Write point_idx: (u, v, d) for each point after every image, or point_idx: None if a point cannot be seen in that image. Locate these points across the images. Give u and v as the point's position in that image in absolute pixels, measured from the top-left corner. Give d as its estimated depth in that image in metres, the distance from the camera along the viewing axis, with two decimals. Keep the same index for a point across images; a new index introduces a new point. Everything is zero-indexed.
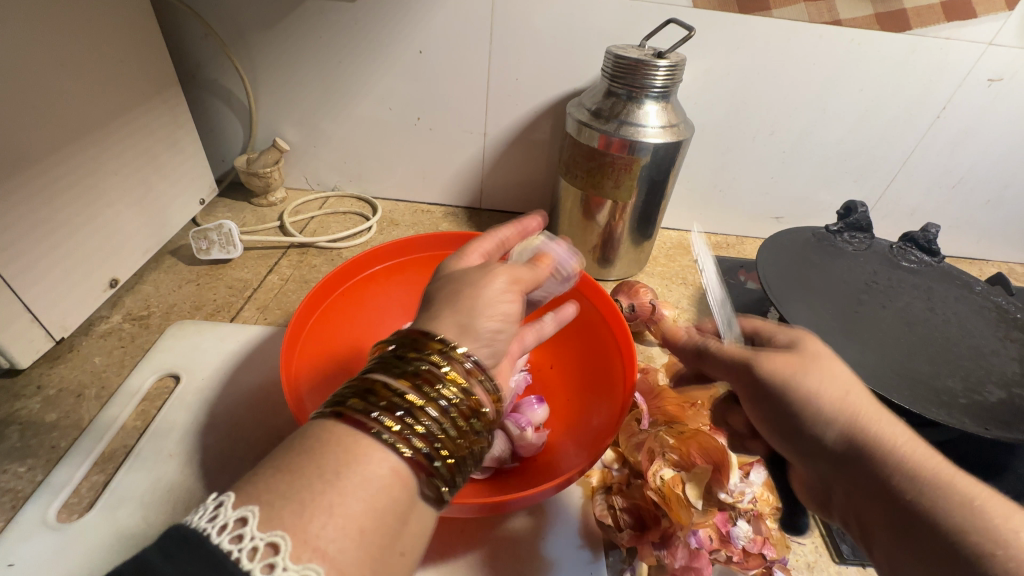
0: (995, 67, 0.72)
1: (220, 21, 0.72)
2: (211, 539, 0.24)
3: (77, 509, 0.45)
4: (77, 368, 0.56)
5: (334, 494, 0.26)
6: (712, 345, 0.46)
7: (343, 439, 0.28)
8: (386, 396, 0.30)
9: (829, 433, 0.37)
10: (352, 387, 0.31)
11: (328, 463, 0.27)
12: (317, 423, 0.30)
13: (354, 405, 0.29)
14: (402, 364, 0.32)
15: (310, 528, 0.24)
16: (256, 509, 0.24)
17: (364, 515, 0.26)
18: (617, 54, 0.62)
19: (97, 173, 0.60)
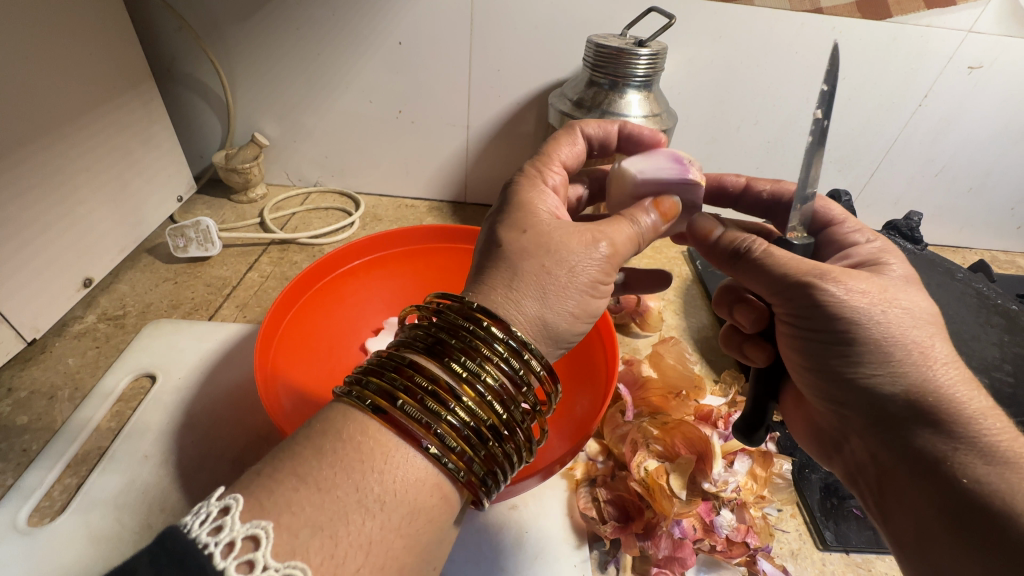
0: (975, 55, 0.72)
1: (193, 13, 0.70)
2: (211, 555, 0.24)
3: (48, 512, 0.44)
4: (49, 369, 0.55)
5: (371, 524, 0.27)
6: (761, 248, 0.40)
7: (395, 456, 0.30)
8: (446, 406, 0.31)
9: (896, 395, 0.36)
10: (406, 382, 0.31)
11: (370, 490, 0.28)
12: (365, 418, 0.30)
13: (412, 410, 0.30)
14: (463, 369, 0.32)
15: (344, 564, 0.26)
16: (271, 534, 0.25)
17: (401, 542, 0.28)
18: (598, 43, 0.62)
19: (68, 170, 0.58)
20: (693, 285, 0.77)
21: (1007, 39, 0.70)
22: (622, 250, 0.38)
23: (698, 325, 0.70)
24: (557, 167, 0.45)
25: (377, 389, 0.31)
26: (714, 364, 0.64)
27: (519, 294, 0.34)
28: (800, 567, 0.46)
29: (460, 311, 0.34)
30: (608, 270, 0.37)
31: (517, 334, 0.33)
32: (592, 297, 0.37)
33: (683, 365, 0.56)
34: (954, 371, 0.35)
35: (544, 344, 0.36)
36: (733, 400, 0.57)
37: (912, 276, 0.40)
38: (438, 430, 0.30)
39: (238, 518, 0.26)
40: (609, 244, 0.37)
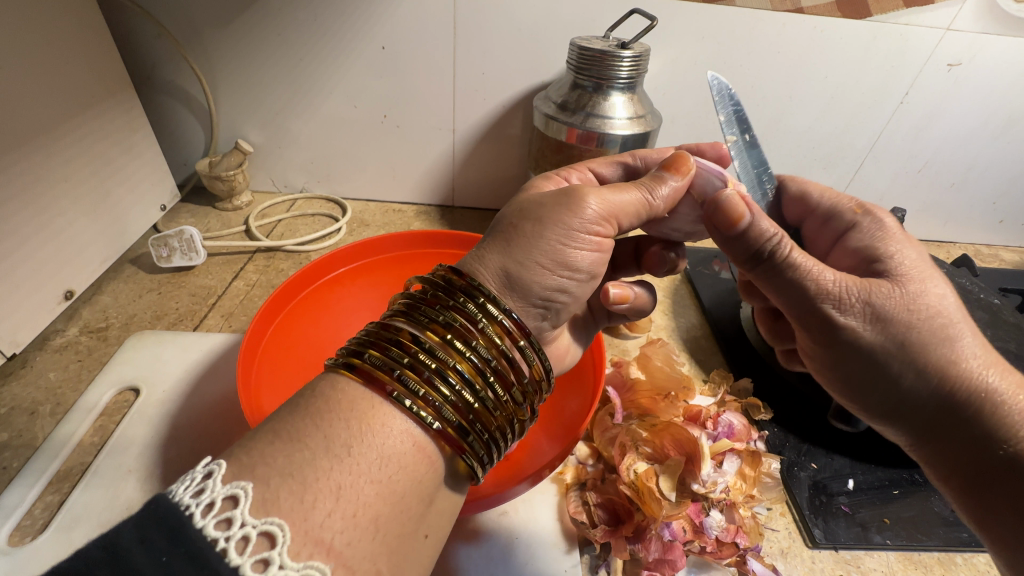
0: (954, 52, 0.73)
1: (173, 20, 0.69)
2: (190, 516, 0.23)
3: (29, 531, 0.43)
4: (30, 384, 0.54)
5: (339, 470, 0.27)
6: (787, 254, 0.37)
7: (361, 404, 0.30)
8: (409, 352, 0.31)
9: (930, 398, 0.37)
10: (374, 338, 0.32)
11: (337, 436, 0.28)
12: (337, 375, 0.31)
13: (376, 360, 0.31)
14: (427, 318, 0.33)
15: (313, 509, 0.26)
16: (250, 494, 0.25)
17: (373, 490, 0.28)
18: (581, 45, 0.62)
19: (47, 181, 0.57)
20: (682, 284, 0.77)
21: (986, 36, 0.71)
22: (614, 203, 0.38)
23: (687, 325, 0.70)
24: (583, 171, 0.49)
25: (349, 348, 0.32)
26: (703, 363, 0.64)
27: (485, 251, 0.37)
28: (790, 565, 0.46)
29: (433, 276, 0.36)
30: (596, 221, 0.37)
31: (477, 282, 0.35)
32: (573, 248, 0.37)
33: (670, 367, 0.56)
34: (978, 352, 0.36)
35: (511, 297, 0.37)
36: (721, 399, 0.57)
37: (917, 251, 0.39)
38: (402, 376, 0.30)
39: (220, 481, 0.25)
40: (597, 197, 0.38)
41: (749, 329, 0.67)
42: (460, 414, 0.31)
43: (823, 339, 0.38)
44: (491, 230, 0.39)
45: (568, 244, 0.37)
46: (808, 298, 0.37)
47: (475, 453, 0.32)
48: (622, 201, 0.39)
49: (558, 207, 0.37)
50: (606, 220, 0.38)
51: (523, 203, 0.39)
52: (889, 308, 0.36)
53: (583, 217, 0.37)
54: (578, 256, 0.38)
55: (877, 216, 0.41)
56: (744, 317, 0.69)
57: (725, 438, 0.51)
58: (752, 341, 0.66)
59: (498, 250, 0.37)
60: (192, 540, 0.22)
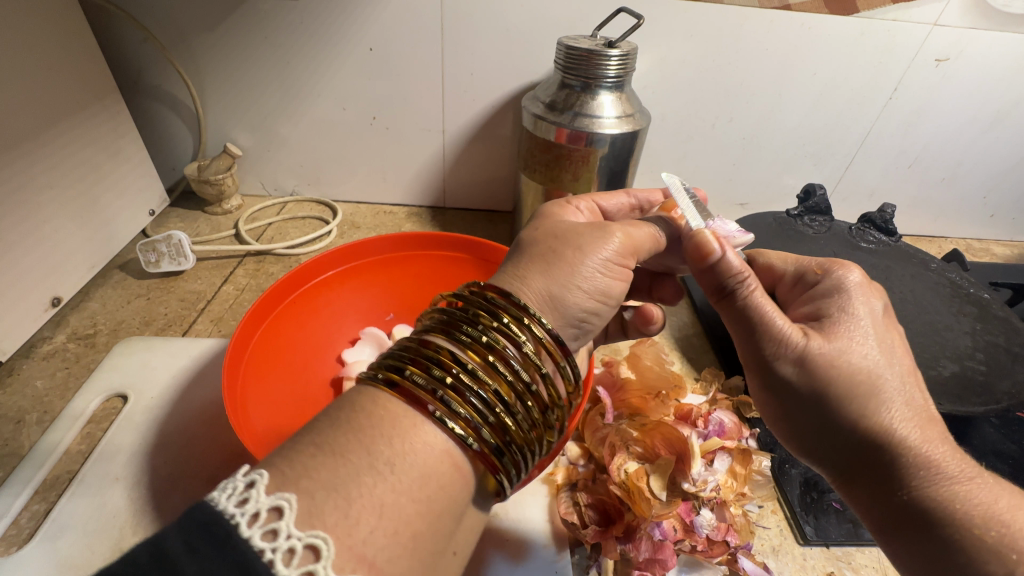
0: (941, 48, 0.73)
1: (158, 24, 0.69)
2: (236, 527, 0.22)
3: (15, 541, 0.43)
4: (16, 393, 0.53)
5: (383, 487, 0.26)
6: (748, 295, 0.38)
7: (403, 422, 0.29)
8: (451, 372, 0.31)
9: (845, 451, 0.36)
10: (415, 355, 0.32)
11: (381, 453, 0.27)
12: (378, 390, 0.30)
13: (418, 378, 0.30)
14: (468, 336, 0.33)
15: (358, 525, 0.25)
16: (296, 505, 0.24)
17: (413, 507, 0.27)
18: (568, 45, 0.61)
19: (31, 187, 0.56)
20: (674, 283, 0.77)
21: (973, 31, 0.71)
22: (635, 241, 0.41)
23: (679, 324, 0.70)
24: (587, 202, 0.49)
25: (388, 364, 0.32)
26: (695, 362, 0.64)
27: (527, 270, 0.37)
28: (781, 563, 0.46)
29: (472, 293, 0.36)
30: (622, 252, 0.39)
31: (519, 300, 0.35)
32: (609, 276, 0.38)
33: (660, 366, 0.57)
34: (910, 414, 0.34)
35: (553, 317, 0.36)
36: (713, 398, 0.57)
37: (876, 315, 0.38)
38: (444, 397, 0.30)
39: (264, 491, 0.24)
40: (623, 231, 0.40)
41: None
42: (497, 435, 0.31)
43: (758, 375, 0.39)
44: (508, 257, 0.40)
45: (601, 270, 0.38)
46: (752, 338, 0.38)
47: (508, 474, 0.32)
48: (643, 234, 0.41)
49: (592, 237, 0.39)
50: (628, 254, 0.40)
51: (553, 229, 0.40)
52: (820, 359, 0.35)
53: (612, 248, 0.39)
54: (609, 284, 0.38)
55: (837, 281, 0.40)
56: None
57: (716, 437, 0.51)
58: None
59: (540, 272, 0.37)
60: (239, 552, 0.21)
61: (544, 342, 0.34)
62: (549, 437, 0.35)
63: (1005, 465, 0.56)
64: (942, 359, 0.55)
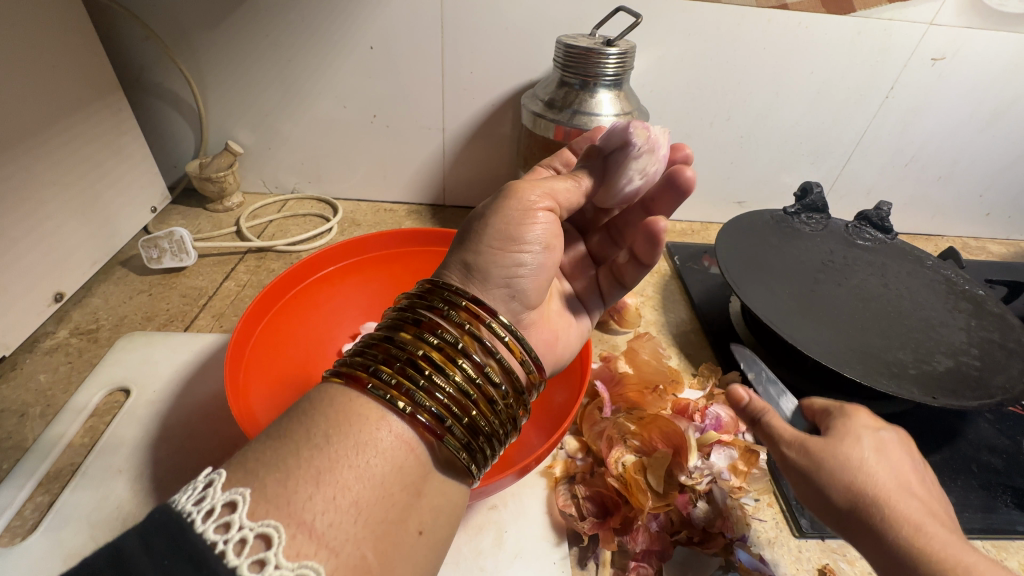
0: (937, 47, 0.74)
1: (161, 22, 0.69)
2: (191, 522, 0.24)
3: (19, 532, 0.43)
4: (20, 387, 0.54)
5: (320, 457, 0.27)
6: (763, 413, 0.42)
7: (342, 398, 0.31)
8: (383, 350, 0.33)
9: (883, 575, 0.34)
10: (357, 346, 0.34)
11: (318, 428, 0.29)
12: (322, 382, 0.33)
13: (355, 361, 0.32)
14: (400, 320, 0.35)
15: (294, 494, 0.26)
16: (248, 499, 0.25)
17: (354, 475, 0.28)
18: (567, 43, 0.62)
19: (34, 183, 0.57)
20: (672, 280, 0.78)
21: (969, 30, 0.72)
22: (556, 193, 0.41)
23: (676, 320, 0.70)
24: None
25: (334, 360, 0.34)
26: (693, 358, 0.65)
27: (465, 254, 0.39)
28: (776, 555, 0.46)
29: (405, 290, 0.38)
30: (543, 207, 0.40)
31: (442, 282, 0.37)
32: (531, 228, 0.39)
33: (657, 361, 0.58)
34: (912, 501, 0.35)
35: (476, 283, 0.38)
36: (710, 392, 0.58)
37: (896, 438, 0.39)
38: (373, 368, 0.31)
39: (220, 488, 0.26)
40: (535, 188, 0.40)
41: (738, 324, 0.68)
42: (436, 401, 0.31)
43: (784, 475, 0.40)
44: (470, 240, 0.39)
45: (519, 221, 0.39)
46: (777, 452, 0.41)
47: (456, 438, 0.31)
48: (561, 184, 0.41)
49: (499, 199, 0.40)
50: (548, 198, 0.40)
51: (472, 212, 0.41)
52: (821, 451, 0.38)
53: (524, 198, 0.39)
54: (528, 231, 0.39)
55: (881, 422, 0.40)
56: (733, 312, 0.69)
57: (713, 431, 0.52)
58: (742, 336, 0.66)
59: (459, 246, 0.40)
60: (192, 544, 0.23)
61: (471, 311, 0.35)
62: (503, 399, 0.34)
63: (999, 460, 0.56)
64: (937, 354, 0.56)
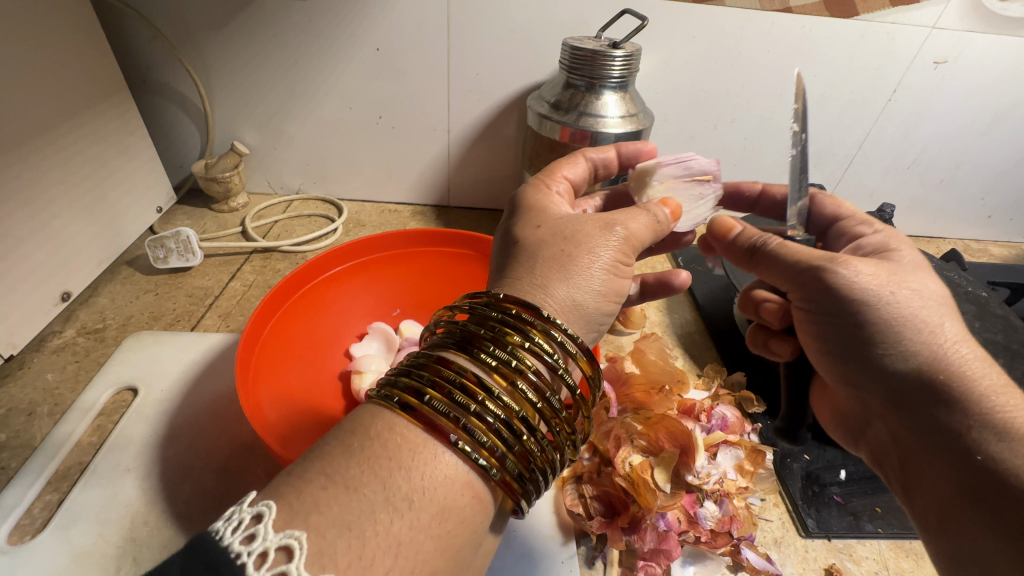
0: (940, 50, 0.74)
1: (167, 23, 0.70)
2: (244, 565, 0.23)
3: (29, 530, 0.44)
4: (27, 385, 0.54)
5: (400, 524, 0.27)
6: (777, 242, 0.42)
7: (424, 452, 0.29)
8: (474, 398, 0.31)
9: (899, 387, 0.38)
10: (436, 377, 0.31)
11: (397, 488, 0.27)
12: (393, 415, 0.30)
13: (440, 405, 0.30)
14: (492, 359, 0.32)
15: (373, 565, 0.25)
16: (305, 544, 0.24)
17: (432, 543, 0.27)
18: (573, 45, 0.62)
19: (40, 183, 0.57)
20: None
21: (971, 34, 0.72)
22: (639, 236, 0.40)
23: (681, 322, 0.70)
24: (560, 179, 0.47)
25: (405, 386, 0.31)
26: (698, 359, 0.65)
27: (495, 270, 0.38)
28: (783, 555, 0.47)
29: (490, 306, 0.35)
30: (627, 248, 0.39)
31: (545, 313, 0.34)
32: (617, 278, 0.39)
33: (664, 362, 0.57)
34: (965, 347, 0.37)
35: (577, 323, 0.37)
36: (715, 392, 0.58)
37: (922, 262, 0.41)
38: (467, 425, 0.30)
39: (271, 528, 0.25)
40: (624, 227, 0.39)
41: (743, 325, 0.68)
42: (520, 463, 0.31)
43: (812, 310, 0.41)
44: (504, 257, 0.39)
45: (607, 272, 0.38)
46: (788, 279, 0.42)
47: (527, 499, 0.32)
48: (636, 226, 0.40)
49: (596, 239, 0.38)
50: (627, 249, 0.39)
51: (559, 226, 0.39)
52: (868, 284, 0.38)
53: (610, 253, 0.38)
54: (616, 283, 0.39)
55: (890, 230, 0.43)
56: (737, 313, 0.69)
57: (719, 431, 0.52)
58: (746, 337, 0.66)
59: (560, 279, 0.36)
60: None
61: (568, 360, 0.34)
62: (570, 454, 0.36)
63: None
64: None
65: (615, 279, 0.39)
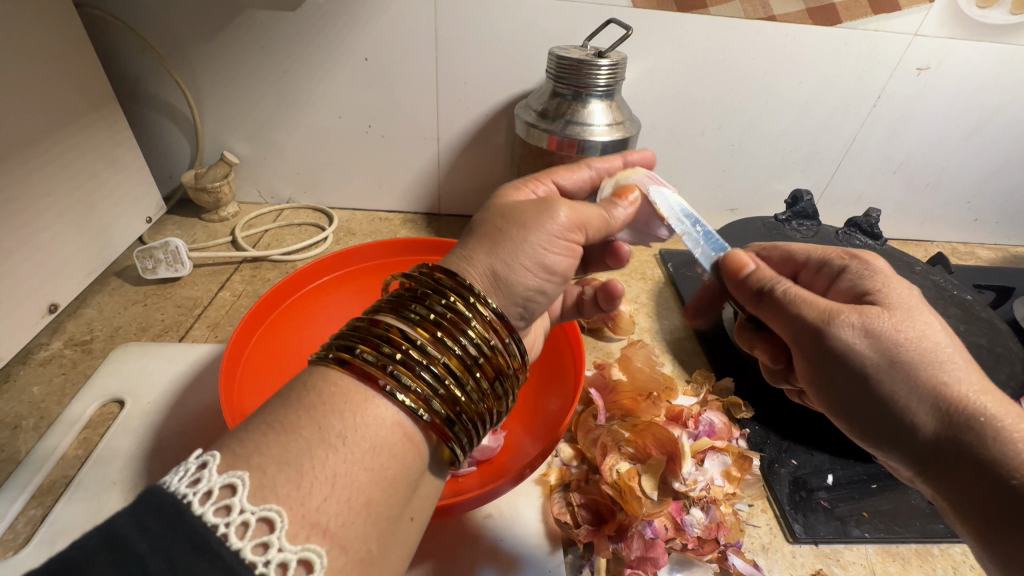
0: (922, 57, 0.75)
1: (156, 34, 0.70)
2: (188, 504, 0.23)
3: (11, 545, 0.43)
4: (13, 399, 0.54)
5: (334, 458, 0.27)
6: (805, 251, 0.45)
7: (355, 397, 0.29)
8: (400, 349, 0.31)
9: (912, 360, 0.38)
10: (366, 334, 0.32)
11: (332, 426, 0.27)
12: (327, 369, 0.31)
13: (368, 355, 0.30)
14: (418, 316, 0.33)
15: (309, 497, 0.25)
16: (248, 481, 0.24)
17: (366, 475, 0.27)
18: (558, 55, 0.63)
19: (28, 194, 0.57)
20: (665, 287, 0.79)
21: (952, 41, 0.74)
22: (584, 217, 0.41)
23: (670, 327, 0.71)
24: (547, 181, 0.47)
25: (338, 344, 0.32)
26: (686, 364, 0.65)
27: (473, 251, 0.38)
28: (770, 561, 0.47)
29: (421, 273, 0.36)
30: (569, 228, 0.39)
31: (467, 282, 0.35)
32: (553, 255, 0.39)
33: (651, 368, 0.58)
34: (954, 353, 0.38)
35: (498, 296, 0.38)
36: (704, 399, 0.59)
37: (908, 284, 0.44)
38: (393, 371, 0.30)
39: (215, 470, 0.24)
40: (569, 208, 0.40)
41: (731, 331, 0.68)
42: (448, 406, 0.31)
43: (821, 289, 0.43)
44: (467, 234, 0.40)
45: (546, 248, 0.39)
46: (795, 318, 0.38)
47: (460, 444, 0.32)
48: (589, 212, 0.41)
49: (535, 213, 0.39)
50: (577, 229, 0.40)
51: (501, 209, 0.40)
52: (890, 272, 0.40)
53: (559, 225, 0.39)
54: (552, 259, 0.39)
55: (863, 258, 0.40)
56: (726, 318, 0.70)
57: (706, 437, 0.52)
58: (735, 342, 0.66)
59: (486, 251, 0.37)
60: (191, 527, 0.22)
61: (491, 319, 0.35)
62: (501, 407, 0.36)
63: None
64: None
65: (553, 254, 0.39)
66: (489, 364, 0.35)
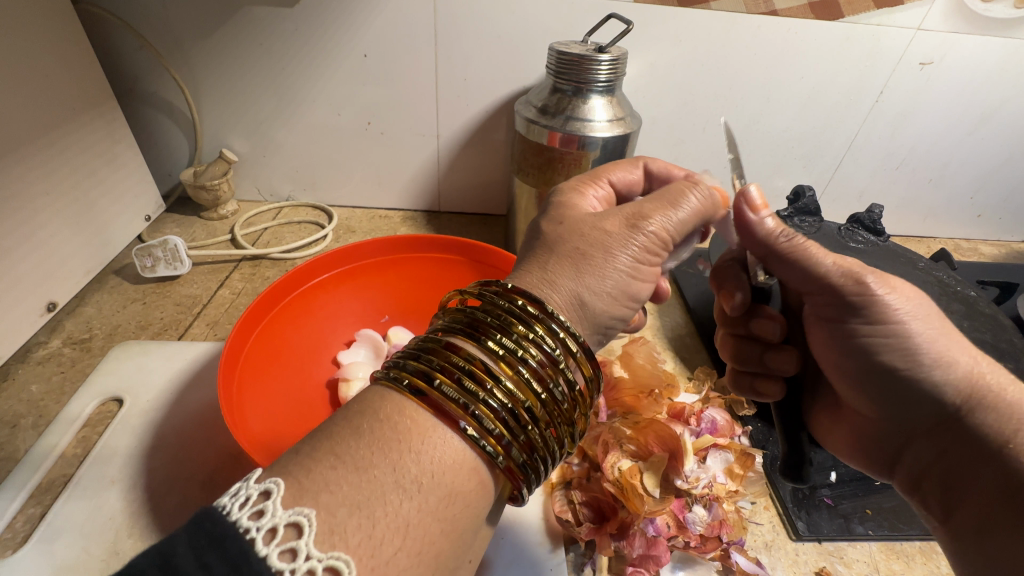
0: (924, 51, 0.75)
1: (153, 31, 0.69)
2: (227, 511, 0.24)
3: (9, 545, 0.43)
4: (11, 397, 0.54)
5: (408, 506, 0.26)
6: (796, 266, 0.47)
7: (433, 437, 0.28)
8: (483, 386, 0.30)
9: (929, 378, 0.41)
10: (445, 363, 0.31)
11: (407, 470, 0.27)
12: (403, 398, 0.30)
13: (449, 390, 0.29)
14: (500, 348, 0.32)
15: (381, 546, 0.25)
16: (282, 487, 0.25)
17: (439, 526, 0.27)
18: (559, 50, 0.62)
19: (25, 192, 0.57)
20: (667, 285, 0.78)
21: (955, 35, 0.73)
22: (667, 233, 0.39)
23: (673, 324, 0.70)
24: (602, 185, 0.45)
25: (412, 368, 0.30)
26: (689, 362, 0.65)
27: (555, 274, 0.36)
28: (773, 559, 0.46)
29: (500, 296, 0.35)
30: (652, 247, 0.38)
31: (554, 310, 0.34)
32: (636, 278, 0.38)
33: (652, 365, 0.58)
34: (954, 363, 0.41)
35: (584, 326, 0.37)
36: (706, 395, 0.58)
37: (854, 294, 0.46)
38: (476, 412, 0.29)
39: (255, 479, 0.26)
40: (653, 224, 0.38)
41: None
42: (524, 450, 0.31)
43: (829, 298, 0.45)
44: (532, 249, 0.39)
45: (630, 273, 0.37)
46: (831, 288, 0.41)
47: (528, 486, 0.32)
48: (680, 220, 0.40)
49: (619, 234, 0.37)
50: (661, 243, 0.39)
51: (581, 224, 0.38)
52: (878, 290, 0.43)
53: (640, 247, 0.37)
54: (636, 282, 0.38)
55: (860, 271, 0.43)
56: None
57: (708, 434, 0.52)
58: None
59: (567, 275, 0.36)
60: (228, 530, 0.23)
61: (575, 354, 0.33)
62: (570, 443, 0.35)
63: None
64: None
65: (635, 277, 0.38)
66: (568, 403, 0.33)
